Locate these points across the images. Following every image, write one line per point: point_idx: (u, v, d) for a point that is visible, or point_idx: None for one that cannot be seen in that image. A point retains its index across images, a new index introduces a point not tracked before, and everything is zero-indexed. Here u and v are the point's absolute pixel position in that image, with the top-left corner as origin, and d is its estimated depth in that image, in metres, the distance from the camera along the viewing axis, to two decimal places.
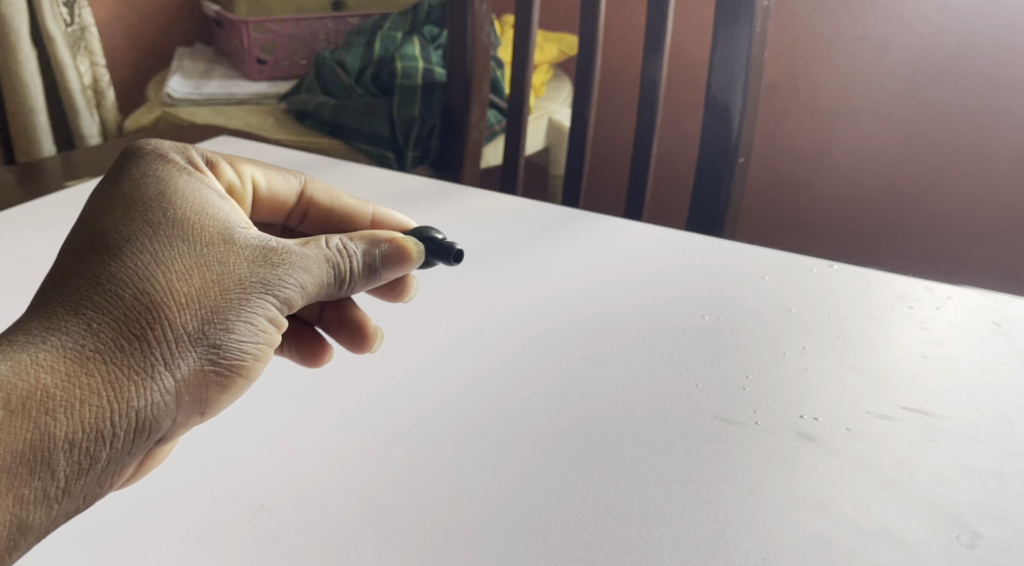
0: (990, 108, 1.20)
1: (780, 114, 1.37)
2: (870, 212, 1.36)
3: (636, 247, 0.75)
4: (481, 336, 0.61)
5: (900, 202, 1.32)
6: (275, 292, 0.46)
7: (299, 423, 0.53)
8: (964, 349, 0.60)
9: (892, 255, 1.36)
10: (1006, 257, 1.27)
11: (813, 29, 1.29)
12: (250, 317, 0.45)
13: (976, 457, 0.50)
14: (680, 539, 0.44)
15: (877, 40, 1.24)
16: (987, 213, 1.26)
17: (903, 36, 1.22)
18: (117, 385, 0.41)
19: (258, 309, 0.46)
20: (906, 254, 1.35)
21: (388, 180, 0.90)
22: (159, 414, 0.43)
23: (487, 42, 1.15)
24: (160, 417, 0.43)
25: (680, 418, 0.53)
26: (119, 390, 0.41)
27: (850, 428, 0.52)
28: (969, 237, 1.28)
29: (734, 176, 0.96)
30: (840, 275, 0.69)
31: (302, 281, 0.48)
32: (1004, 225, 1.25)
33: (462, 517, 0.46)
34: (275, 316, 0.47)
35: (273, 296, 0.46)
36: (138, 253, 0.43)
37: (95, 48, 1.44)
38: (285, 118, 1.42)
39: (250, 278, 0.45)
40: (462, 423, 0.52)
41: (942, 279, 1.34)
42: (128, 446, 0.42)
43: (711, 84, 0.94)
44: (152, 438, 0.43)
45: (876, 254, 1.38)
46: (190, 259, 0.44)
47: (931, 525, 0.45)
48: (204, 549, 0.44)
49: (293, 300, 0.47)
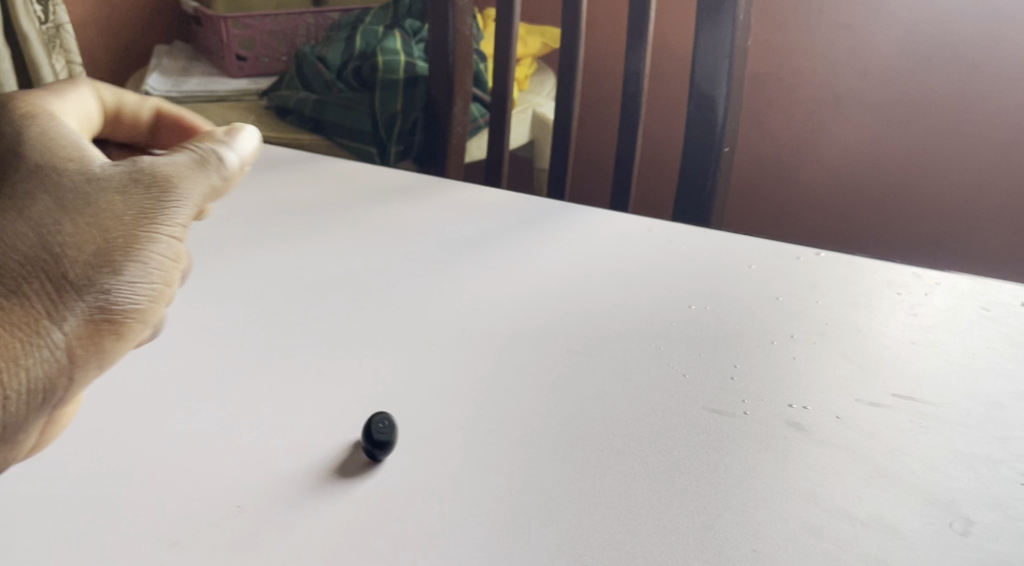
0: (972, 91, 1.20)
1: (765, 100, 1.36)
2: (856, 196, 1.36)
3: (620, 238, 0.74)
4: (465, 331, 0.60)
5: (886, 186, 1.32)
6: (160, 230, 0.47)
7: (278, 420, 0.51)
8: (953, 334, 0.59)
9: (881, 241, 1.36)
10: (994, 239, 1.27)
11: (792, 13, 1.28)
12: (136, 256, 0.46)
13: (967, 443, 0.49)
14: (669, 532, 0.43)
15: (856, 25, 1.24)
16: (976, 198, 1.26)
17: (884, 20, 1.22)
18: (9, 343, 0.42)
19: (142, 250, 0.46)
20: (895, 239, 1.36)
21: (369, 174, 0.89)
22: (54, 369, 0.43)
23: (468, 34, 1.14)
24: (58, 371, 0.43)
25: (667, 409, 0.52)
26: (13, 346, 0.42)
27: (840, 416, 0.51)
28: (958, 219, 1.29)
29: (720, 165, 0.95)
30: (828, 262, 0.68)
31: (179, 215, 0.48)
32: (994, 207, 1.26)
33: (445, 513, 0.45)
34: (165, 272, 0.47)
35: (152, 237, 0.46)
36: (10, 215, 0.44)
37: (69, 45, 1.43)
38: (265, 115, 1.41)
39: (127, 219, 0.46)
40: (445, 420, 0.51)
41: (929, 260, 1.34)
42: (28, 407, 0.43)
43: (695, 73, 0.93)
44: (51, 399, 0.44)
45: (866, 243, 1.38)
46: (63, 210, 0.45)
47: (923, 513, 0.44)
48: (182, 554, 0.42)
49: (173, 239, 0.48)
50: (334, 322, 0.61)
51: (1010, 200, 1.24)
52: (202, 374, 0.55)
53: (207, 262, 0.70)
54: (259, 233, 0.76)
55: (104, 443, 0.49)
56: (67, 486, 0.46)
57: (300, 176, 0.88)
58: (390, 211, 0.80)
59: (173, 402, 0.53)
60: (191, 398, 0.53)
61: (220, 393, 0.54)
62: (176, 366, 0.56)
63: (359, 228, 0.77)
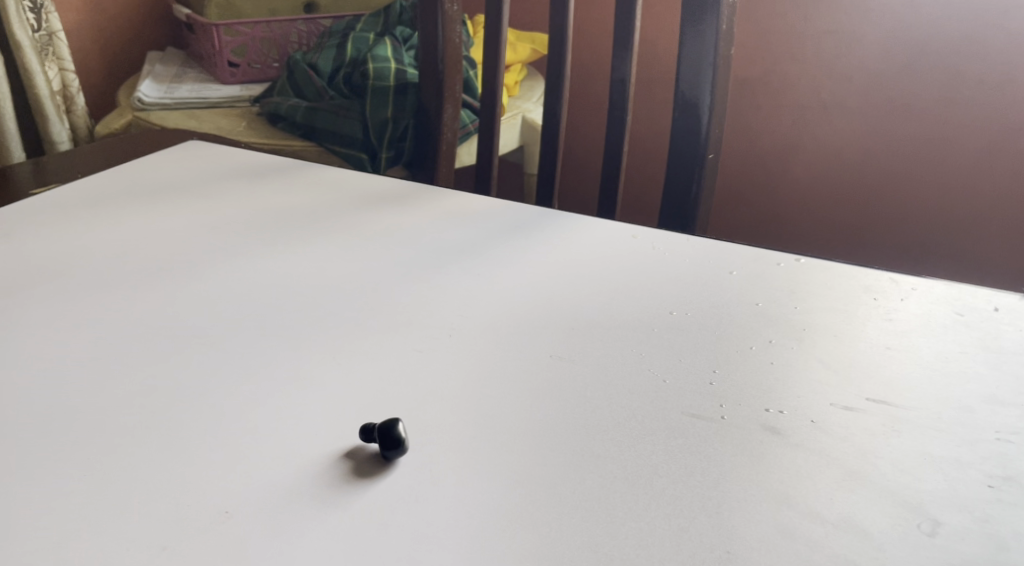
0: (952, 97, 1.40)
1: (750, 109, 1.61)
2: (846, 191, 1.57)
3: (605, 245, 0.76)
4: (451, 339, 0.61)
5: (875, 182, 1.53)
6: None
7: (266, 427, 0.52)
8: (927, 339, 0.60)
9: (869, 233, 1.57)
10: (962, 234, 1.48)
11: (780, 37, 1.52)
12: None
13: (938, 446, 0.50)
14: (646, 535, 0.44)
15: (922, 15, 1.38)
16: (954, 193, 1.46)
17: (915, 22, 1.39)
18: None
19: None
20: (881, 233, 1.56)
21: (360, 182, 0.91)
22: None
23: (458, 42, 1.15)
24: None
25: (647, 414, 0.53)
26: None
27: (815, 421, 0.52)
28: (932, 216, 1.50)
29: (705, 172, 0.97)
30: (808, 269, 0.70)
31: None
32: (970, 200, 1.45)
33: (428, 517, 0.45)
34: None
35: None
36: None
37: (63, 53, 1.51)
38: (257, 122, 1.43)
39: None
40: (430, 426, 0.52)
41: (916, 250, 1.54)
42: None
43: (679, 82, 0.94)
44: None
45: (857, 235, 1.58)
46: None
47: (892, 514, 0.45)
48: (170, 558, 0.43)
49: None
50: (323, 330, 0.63)
51: (974, 195, 1.45)
52: (192, 382, 0.57)
53: (199, 271, 0.72)
54: (250, 241, 0.77)
55: (94, 451, 0.50)
56: (58, 492, 0.47)
57: (291, 185, 0.89)
58: (380, 219, 0.81)
59: (163, 408, 0.54)
60: (180, 405, 0.54)
61: (211, 401, 0.55)
62: (166, 374, 0.57)
63: (349, 235, 0.78)
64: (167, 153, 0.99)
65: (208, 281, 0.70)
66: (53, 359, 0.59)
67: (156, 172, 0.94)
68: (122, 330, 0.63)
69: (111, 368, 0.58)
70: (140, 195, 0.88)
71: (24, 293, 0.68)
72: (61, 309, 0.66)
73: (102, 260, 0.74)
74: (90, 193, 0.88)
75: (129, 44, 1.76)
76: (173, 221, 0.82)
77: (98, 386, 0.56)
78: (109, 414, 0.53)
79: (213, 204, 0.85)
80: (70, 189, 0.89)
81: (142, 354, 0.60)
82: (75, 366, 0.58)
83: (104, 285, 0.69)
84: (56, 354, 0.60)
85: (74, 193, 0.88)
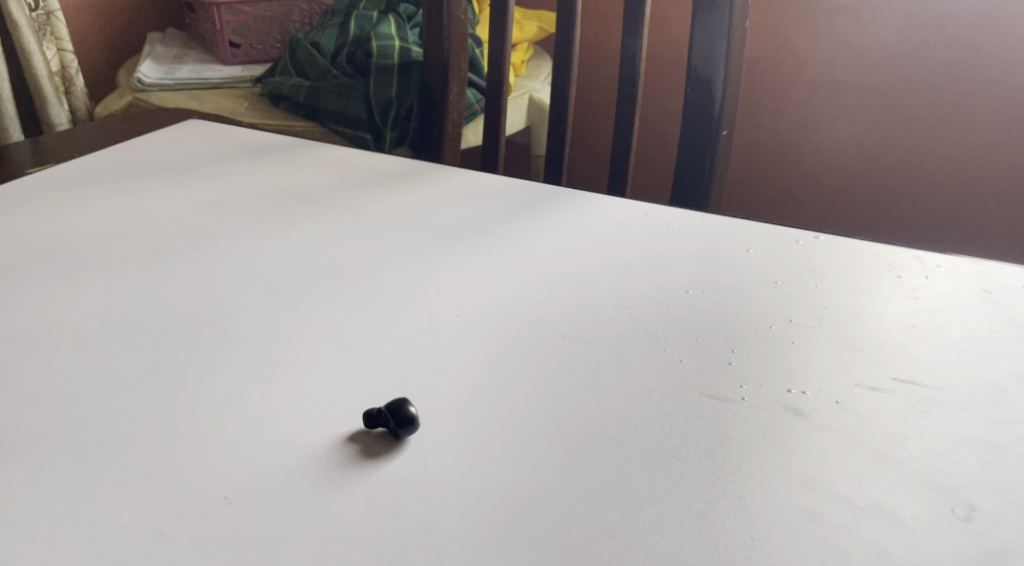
0: (970, 74, 1.38)
1: (762, 88, 1.58)
2: (859, 170, 1.54)
3: (616, 223, 0.73)
4: (460, 320, 0.59)
5: (888, 161, 1.51)
6: None
7: (266, 411, 0.50)
8: (954, 316, 0.58)
9: (884, 213, 1.55)
10: (979, 213, 1.46)
11: (793, 14, 1.50)
12: None
13: (969, 428, 0.48)
14: (666, 521, 0.42)
15: None
16: (970, 173, 1.44)
17: None
18: None
19: None
20: (897, 212, 1.53)
21: (363, 162, 0.88)
22: None
23: (464, 19, 1.12)
24: None
25: (664, 396, 0.51)
26: None
27: (840, 401, 0.50)
28: (949, 195, 1.47)
29: (718, 151, 0.94)
30: (827, 246, 0.68)
31: None
32: (987, 177, 1.43)
33: (437, 503, 0.43)
34: None
35: None
36: None
37: (61, 33, 1.49)
38: (260, 103, 1.41)
39: None
40: (438, 409, 0.50)
41: (934, 230, 1.51)
42: None
43: (692, 56, 0.92)
44: None
45: (872, 214, 1.56)
46: None
47: (924, 498, 0.43)
48: (165, 546, 0.41)
49: None
50: (325, 310, 0.60)
51: (990, 174, 1.42)
52: (191, 364, 0.55)
53: (199, 250, 0.70)
54: (248, 221, 0.75)
55: (87, 435, 0.48)
56: (50, 477, 0.45)
57: (293, 164, 0.88)
58: (385, 199, 0.79)
59: (160, 391, 0.52)
60: (177, 388, 0.52)
61: (208, 385, 0.52)
62: (163, 356, 0.55)
63: (352, 215, 0.76)
64: (168, 131, 0.97)
65: (207, 260, 0.68)
66: (46, 339, 0.57)
67: (153, 151, 0.92)
68: (116, 311, 0.61)
69: (106, 349, 0.56)
70: (137, 173, 0.86)
71: (17, 273, 0.66)
72: (54, 289, 0.64)
73: (98, 239, 0.72)
74: (85, 172, 0.86)
75: (129, 24, 1.74)
76: (170, 201, 0.79)
77: (90, 369, 0.54)
78: (104, 395, 0.52)
79: (212, 183, 0.83)
80: (67, 167, 0.87)
81: (138, 334, 0.58)
82: (65, 347, 0.57)
83: (101, 265, 0.68)
84: (49, 335, 0.58)
85: (68, 171, 0.86)
